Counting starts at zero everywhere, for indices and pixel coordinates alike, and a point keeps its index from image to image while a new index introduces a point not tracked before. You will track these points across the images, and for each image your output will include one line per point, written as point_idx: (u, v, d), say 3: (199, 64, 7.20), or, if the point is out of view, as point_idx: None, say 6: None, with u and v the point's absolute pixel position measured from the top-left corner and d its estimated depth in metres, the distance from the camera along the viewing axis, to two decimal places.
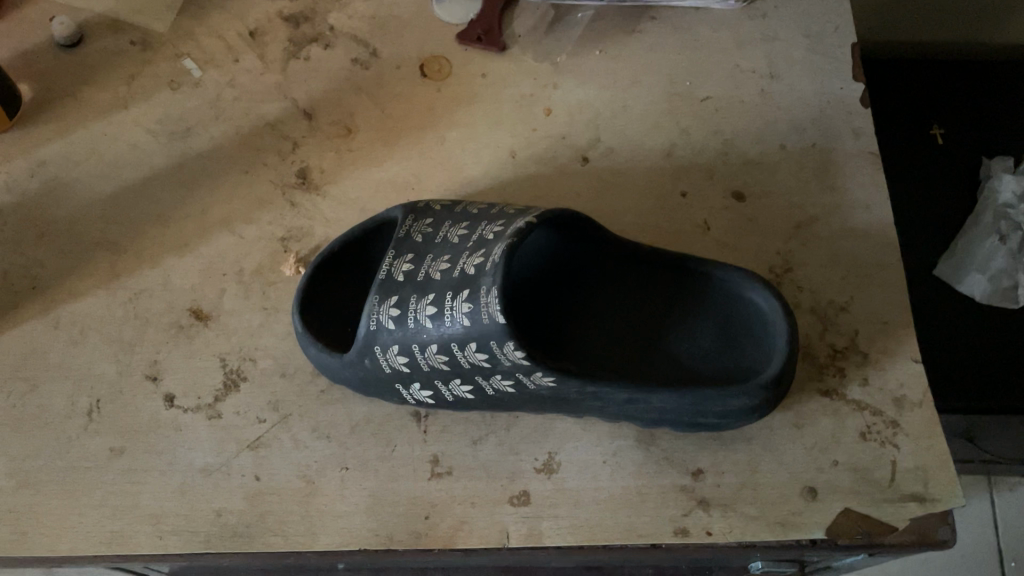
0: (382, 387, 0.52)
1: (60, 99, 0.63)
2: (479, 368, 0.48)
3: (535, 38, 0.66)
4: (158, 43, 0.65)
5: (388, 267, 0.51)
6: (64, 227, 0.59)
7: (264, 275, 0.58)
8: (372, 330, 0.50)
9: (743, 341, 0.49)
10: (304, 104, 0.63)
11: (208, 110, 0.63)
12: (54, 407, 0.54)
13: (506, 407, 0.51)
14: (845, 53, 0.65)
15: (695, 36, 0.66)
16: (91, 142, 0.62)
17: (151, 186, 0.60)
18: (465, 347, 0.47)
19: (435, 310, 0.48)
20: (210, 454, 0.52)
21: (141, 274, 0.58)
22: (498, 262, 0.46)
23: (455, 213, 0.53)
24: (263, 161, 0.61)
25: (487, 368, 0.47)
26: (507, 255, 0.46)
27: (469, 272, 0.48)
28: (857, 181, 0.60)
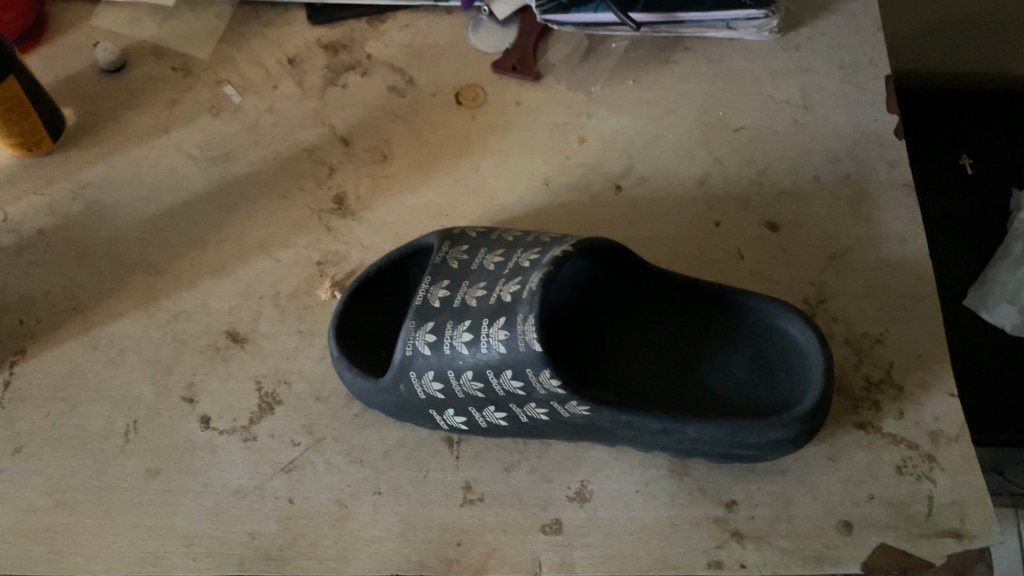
0: (415, 412, 0.52)
1: (102, 123, 0.64)
2: (513, 395, 0.48)
3: (570, 67, 0.67)
4: (200, 70, 0.66)
5: (424, 293, 0.52)
6: (104, 248, 0.60)
7: (300, 298, 0.58)
8: (408, 356, 0.50)
9: (777, 372, 0.49)
10: (341, 131, 0.64)
11: (247, 136, 0.64)
12: (91, 427, 0.54)
13: (538, 434, 0.52)
14: (879, 85, 0.65)
15: (728, 67, 0.66)
16: (132, 165, 0.63)
17: (191, 210, 0.61)
18: (500, 374, 0.47)
19: (471, 337, 0.48)
20: (245, 476, 0.53)
21: (179, 296, 0.58)
22: (535, 289, 0.46)
23: (491, 240, 0.54)
24: (301, 186, 0.62)
25: (522, 396, 0.48)
26: (544, 282, 0.47)
27: (505, 299, 0.48)
28: (892, 213, 0.60)
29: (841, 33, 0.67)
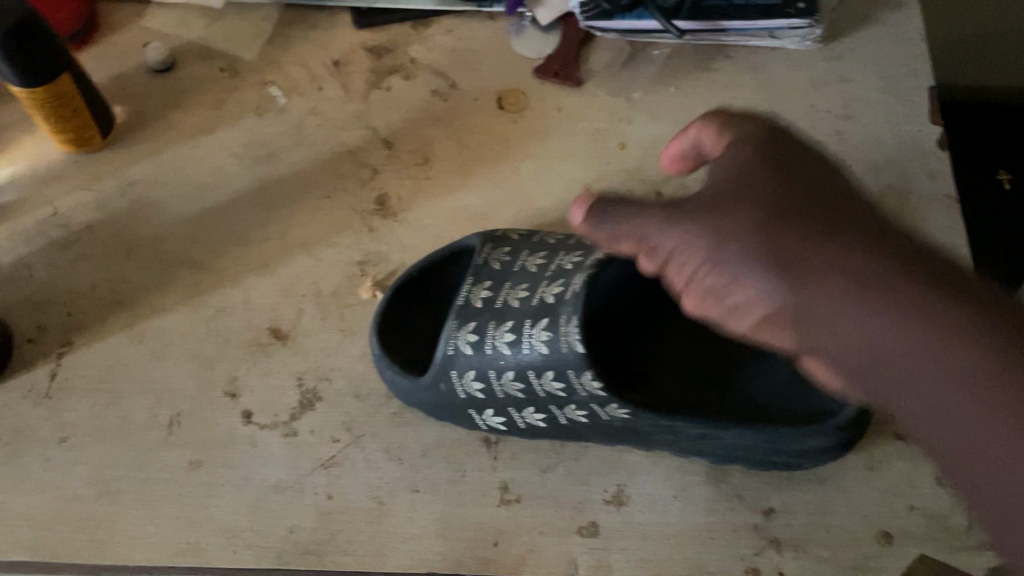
0: (454, 412, 0.53)
1: (150, 121, 0.65)
2: (553, 397, 0.48)
3: (611, 73, 0.67)
4: (246, 70, 0.67)
5: (466, 294, 0.52)
6: (150, 244, 0.61)
7: (341, 297, 0.59)
8: (449, 355, 0.50)
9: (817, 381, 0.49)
10: (383, 133, 0.65)
11: (291, 136, 0.65)
12: (135, 419, 0.55)
13: (576, 437, 0.52)
14: (922, 96, 0.65)
15: (769, 76, 0.66)
16: (179, 163, 0.63)
17: (235, 208, 0.62)
18: (542, 375, 0.47)
19: (513, 338, 0.48)
20: (285, 471, 0.53)
21: (223, 293, 0.59)
22: (578, 292, 0.47)
23: (532, 243, 0.54)
24: (343, 186, 0.63)
25: (562, 397, 0.48)
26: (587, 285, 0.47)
27: (547, 301, 0.48)
28: (934, 224, 0.60)
29: (884, 43, 0.67)
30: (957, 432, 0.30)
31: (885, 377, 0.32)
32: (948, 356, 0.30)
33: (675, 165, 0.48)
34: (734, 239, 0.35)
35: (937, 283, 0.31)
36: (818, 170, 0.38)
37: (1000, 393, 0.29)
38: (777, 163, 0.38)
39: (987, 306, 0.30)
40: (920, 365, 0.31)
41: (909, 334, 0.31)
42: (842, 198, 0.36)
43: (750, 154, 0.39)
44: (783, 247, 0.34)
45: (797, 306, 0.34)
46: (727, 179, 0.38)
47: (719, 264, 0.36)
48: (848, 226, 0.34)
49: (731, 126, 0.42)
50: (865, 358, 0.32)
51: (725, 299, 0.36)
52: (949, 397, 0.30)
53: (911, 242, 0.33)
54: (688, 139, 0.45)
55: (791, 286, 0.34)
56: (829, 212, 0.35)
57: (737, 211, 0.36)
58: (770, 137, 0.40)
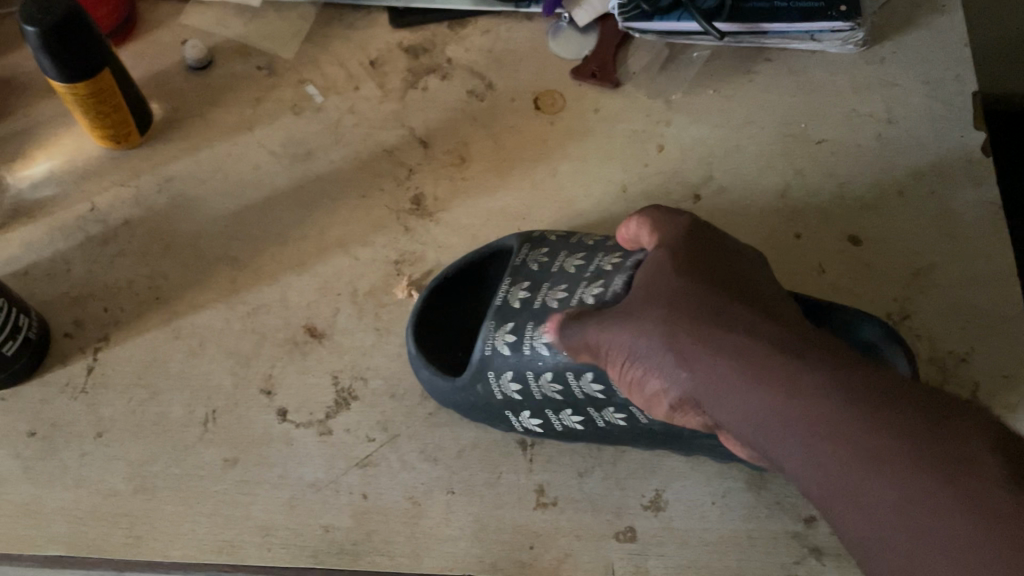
0: (490, 413, 0.52)
1: (188, 118, 0.65)
2: (592, 399, 0.47)
3: (649, 75, 0.67)
4: (283, 69, 0.67)
5: (504, 294, 0.51)
6: (187, 240, 0.61)
7: (378, 296, 0.59)
8: (487, 355, 0.49)
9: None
10: (420, 132, 0.65)
11: (328, 135, 0.65)
12: (171, 415, 0.55)
13: (613, 441, 0.51)
14: (966, 101, 0.64)
15: (810, 79, 0.66)
16: (216, 161, 0.63)
17: (272, 205, 0.62)
18: (581, 378, 0.46)
19: (552, 339, 0.47)
20: (320, 469, 0.53)
21: (259, 290, 0.59)
22: (620, 291, 0.45)
23: (571, 243, 0.52)
24: (380, 186, 0.63)
25: (601, 399, 0.47)
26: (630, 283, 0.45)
27: (587, 301, 0.46)
28: (978, 230, 0.59)
29: (928, 46, 0.66)
30: (836, 504, 0.30)
31: (768, 456, 0.32)
32: (811, 432, 0.30)
33: (624, 244, 0.48)
34: (635, 331, 0.37)
35: (795, 362, 0.32)
36: (730, 265, 0.40)
37: (860, 463, 0.29)
38: (687, 259, 0.40)
39: (849, 377, 0.31)
40: (790, 446, 0.31)
41: (770, 413, 0.31)
42: (746, 292, 0.37)
43: (662, 253, 0.41)
44: (671, 337, 0.36)
45: (691, 389, 0.35)
46: (643, 279, 0.40)
47: (630, 356, 0.38)
48: (725, 304, 0.36)
49: (661, 227, 0.44)
50: (747, 437, 0.33)
51: (645, 388, 0.38)
52: (818, 472, 0.30)
53: (704, 311, 0.36)
54: (630, 232, 0.46)
55: (682, 372, 0.35)
56: (717, 303, 0.36)
57: (639, 306, 0.38)
58: (690, 236, 0.42)
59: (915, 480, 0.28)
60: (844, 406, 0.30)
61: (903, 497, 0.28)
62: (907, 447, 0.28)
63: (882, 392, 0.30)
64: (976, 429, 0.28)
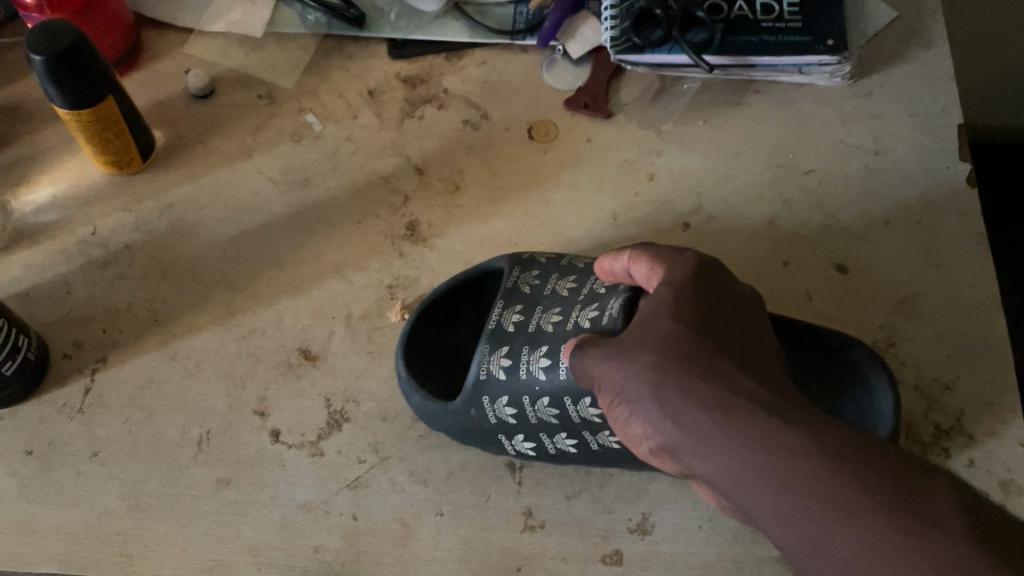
0: (483, 437, 0.53)
1: (190, 145, 0.66)
2: (589, 424, 0.47)
3: (641, 106, 0.68)
4: (283, 98, 0.69)
5: (497, 318, 0.52)
6: (186, 264, 0.62)
7: (371, 320, 0.60)
8: (482, 380, 0.50)
9: (849, 408, 0.47)
10: (416, 161, 0.66)
11: (326, 162, 0.66)
12: (166, 435, 0.56)
13: (606, 464, 0.51)
14: (952, 133, 0.65)
15: (799, 111, 0.67)
16: (216, 187, 0.65)
17: (269, 231, 0.63)
18: (578, 403, 0.46)
19: (548, 362, 0.48)
20: (311, 490, 0.54)
21: (256, 314, 0.60)
22: (615, 315, 0.45)
23: (561, 267, 0.54)
24: (375, 212, 0.64)
25: (598, 424, 0.47)
26: (626, 308, 0.45)
27: (584, 325, 0.47)
28: (963, 260, 0.60)
29: (915, 79, 0.68)
30: (801, 553, 0.30)
31: (740, 505, 0.32)
32: (783, 485, 0.30)
33: (602, 278, 0.50)
34: (625, 373, 0.36)
35: (777, 417, 0.31)
36: (734, 313, 0.39)
37: (830, 519, 0.29)
38: (688, 299, 0.39)
39: (828, 436, 0.30)
40: (763, 498, 0.31)
41: (746, 464, 0.31)
42: (743, 343, 0.37)
43: (664, 291, 0.40)
44: (657, 383, 0.35)
45: (670, 437, 0.34)
46: (642, 317, 0.39)
47: (618, 398, 0.37)
48: (711, 352, 0.35)
49: (668, 261, 0.43)
50: (721, 488, 0.32)
51: (630, 432, 0.37)
52: (785, 522, 0.30)
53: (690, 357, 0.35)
54: (618, 265, 0.46)
55: (664, 421, 0.34)
56: (710, 351, 0.35)
57: (632, 346, 0.37)
58: (696, 277, 0.40)
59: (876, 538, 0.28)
60: (819, 465, 0.29)
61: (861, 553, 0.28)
62: (876, 508, 0.28)
63: (859, 452, 0.29)
64: (948, 497, 0.28)
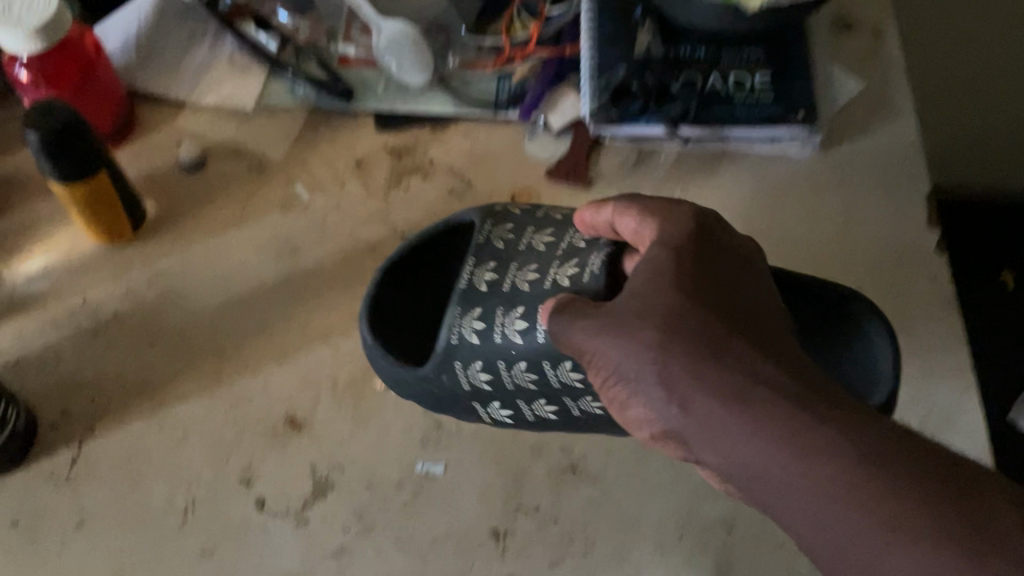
0: (455, 403, 0.54)
1: (180, 216, 0.68)
2: (568, 388, 0.49)
3: (621, 175, 0.70)
4: (273, 169, 0.70)
5: (470, 278, 0.54)
6: (174, 333, 0.63)
7: (357, 387, 0.60)
8: (454, 344, 0.52)
9: (846, 362, 0.52)
10: (402, 230, 0.68)
11: (314, 232, 0.67)
12: (151, 505, 0.56)
13: (583, 429, 0.54)
14: (920, 201, 0.67)
15: (774, 179, 0.69)
16: (205, 256, 0.66)
17: (257, 300, 0.64)
18: (558, 366, 0.48)
19: (525, 325, 0.50)
20: (294, 559, 0.55)
21: (242, 382, 0.61)
22: (597, 273, 0.48)
23: (534, 222, 0.56)
24: (362, 280, 0.65)
25: (578, 388, 0.49)
26: (608, 265, 0.48)
27: (562, 282, 0.49)
28: (932, 326, 0.62)
29: (884, 148, 0.70)
30: (813, 533, 0.33)
31: (747, 485, 0.35)
32: (801, 473, 0.33)
33: (583, 230, 0.51)
34: (626, 353, 0.38)
35: (792, 406, 0.34)
36: (726, 270, 0.41)
37: (850, 502, 0.32)
38: (688, 266, 0.40)
39: (843, 425, 0.33)
40: (779, 481, 0.33)
41: (772, 451, 0.33)
42: (736, 310, 0.39)
43: (658, 249, 0.42)
44: (665, 368, 0.37)
45: (677, 421, 0.36)
46: (639, 274, 0.41)
47: (617, 377, 0.39)
48: (720, 333, 0.37)
49: (661, 215, 0.44)
50: (728, 468, 0.35)
51: (630, 410, 0.39)
52: (801, 505, 0.33)
53: (697, 339, 0.37)
54: (602, 218, 0.48)
55: (672, 405, 0.36)
56: (712, 328, 0.37)
57: (629, 319, 0.39)
58: (689, 235, 0.42)
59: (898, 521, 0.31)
60: (841, 452, 0.32)
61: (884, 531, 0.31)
62: (902, 493, 0.31)
63: (874, 438, 0.33)
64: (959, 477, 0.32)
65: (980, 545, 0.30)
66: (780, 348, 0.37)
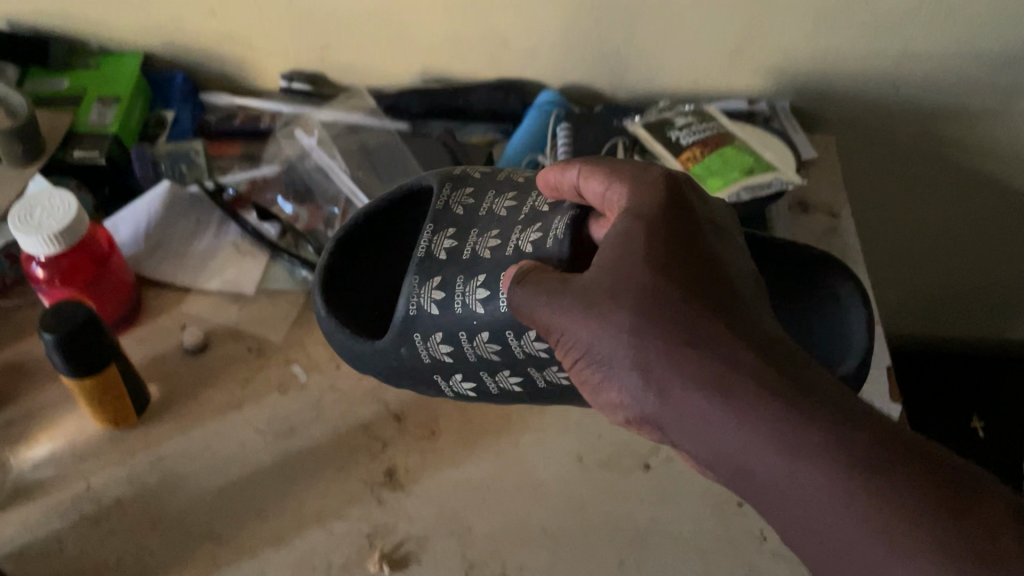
0: (418, 375, 0.61)
1: (182, 399, 0.71)
2: (533, 357, 0.55)
3: None
4: (272, 350, 0.74)
5: (431, 247, 0.59)
6: (174, 517, 0.65)
7: (351, 570, 0.62)
8: (413, 315, 0.57)
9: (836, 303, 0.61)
10: (394, 408, 0.71)
11: (311, 412, 0.71)
12: None
13: (542, 398, 0.60)
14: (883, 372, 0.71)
15: None
16: (206, 438, 0.69)
17: (255, 481, 0.67)
18: (522, 337, 0.54)
19: (486, 294, 0.55)
20: None
21: (239, 566, 0.62)
22: (560, 238, 0.53)
23: (494, 192, 0.61)
24: (356, 459, 0.68)
25: (542, 358, 0.55)
26: (571, 232, 0.53)
27: (525, 248, 0.55)
28: None
29: None
30: (792, 512, 0.39)
31: (727, 467, 0.41)
32: (785, 462, 0.39)
33: (548, 193, 0.57)
34: (606, 339, 0.44)
35: (775, 398, 0.40)
36: (690, 238, 0.48)
37: (830, 490, 0.38)
38: (661, 247, 0.46)
39: (826, 422, 0.39)
40: (760, 464, 0.39)
41: (743, 428, 0.40)
42: (705, 283, 0.45)
43: (631, 220, 0.48)
44: (644, 354, 0.43)
45: (655, 405, 0.43)
46: (614, 242, 0.47)
47: (595, 360, 0.45)
48: (696, 318, 0.43)
49: (628, 179, 0.52)
50: (709, 455, 0.41)
51: (604, 391, 0.46)
52: (784, 487, 0.39)
53: (676, 323, 0.43)
54: (567, 179, 0.55)
55: (650, 391, 0.43)
56: (685, 314, 0.43)
57: (608, 304, 0.44)
58: (657, 206, 0.49)
59: (876, 507, 0.37)
60: (823, 446, 0.38)
61: (860, 518, 0.37)
62: (875, 478, 0.37)
63: (854, 433, 0.38)
64: (936, 469, 0.38)
65: (955, 529, 0.36)
66: (750, 323, 0.44)
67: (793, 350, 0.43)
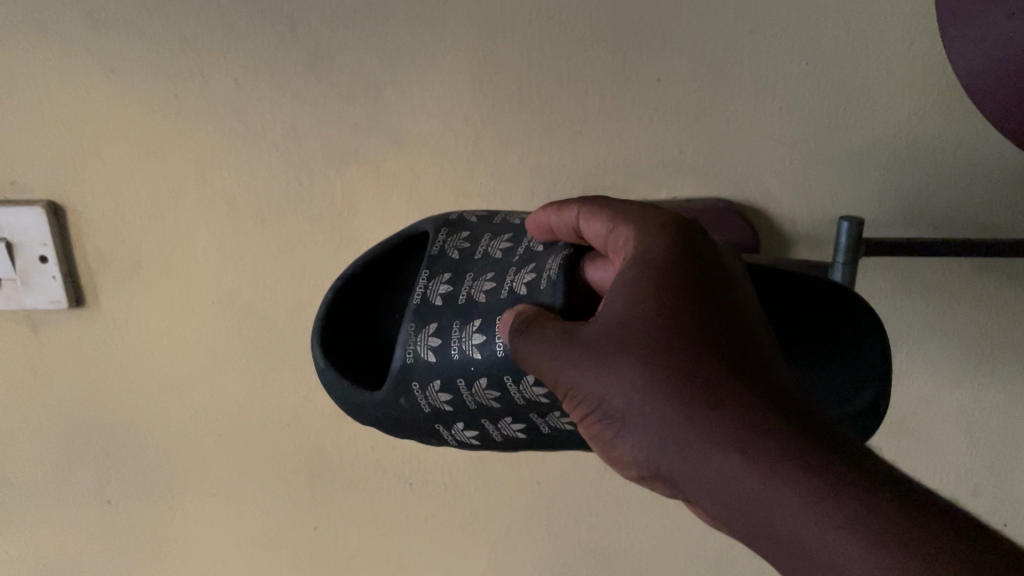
0: (420, 425, 0.58)
1: None
2: (533, 405, 0.53)
3: None
4: None
5: (429, 293, 0.58)
6: None
7: None
8: (412, 363, 0.56)
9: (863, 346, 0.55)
10: None
11: None
12: None
13: (548, 445, 0.57)
14: None
15: None
16: None
17: None
18: (520, 382, 0.52)
19: (482, 339, 0.53)
20: None
21: None
22: (553, 279, 0.52)
23: (489, 230, 0.61)
24: None
25: (542, 403, 0.52)
26: (564, 272, 0.52)
27: (519, 289, 0.53)
28: None
29: None
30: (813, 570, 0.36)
31: (740, 519, 0.38)
32: (802, 520, 0.36)
33: (539, 234, 0.57)
34: (619, 394, 0.42)
35: (784, 454, 0.37)
36: (702, 279, 0.46)
37: (856, 552, 0.34)
38: (667, 289, 0.44)
39: (837, 479, 0.36)
40: (773, 512, 0.37)
41: (755, 480, 0.37)
42: (719, 330, 0.43)
43: (641, 271, 0.46)
44: (658, 407, 0.41)
45: (666, 459, 0.41)
46: (620, 291, 0.45)
47: (608, 417, 0.43)
48: (703, 369, 0.41)
49: (630, 221, 0.50)
50: (721, 505, 0.39)
51: (616, 447, 0.44)
52: (802, 542, 0.36)
53: (686, 373, 0.41)
54: (565, 221, 0.53)
55: (663, 448, 0.40)
56: (699, 362, 0.41)
57: (616, 354, 0.43)
58: (670, 254, 0.47)
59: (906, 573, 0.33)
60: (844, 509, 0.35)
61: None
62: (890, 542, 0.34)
63: (880, 501, 0.35)
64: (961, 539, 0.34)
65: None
66: (763, 370, 0.41)
67: (800, 402, 0.40)
